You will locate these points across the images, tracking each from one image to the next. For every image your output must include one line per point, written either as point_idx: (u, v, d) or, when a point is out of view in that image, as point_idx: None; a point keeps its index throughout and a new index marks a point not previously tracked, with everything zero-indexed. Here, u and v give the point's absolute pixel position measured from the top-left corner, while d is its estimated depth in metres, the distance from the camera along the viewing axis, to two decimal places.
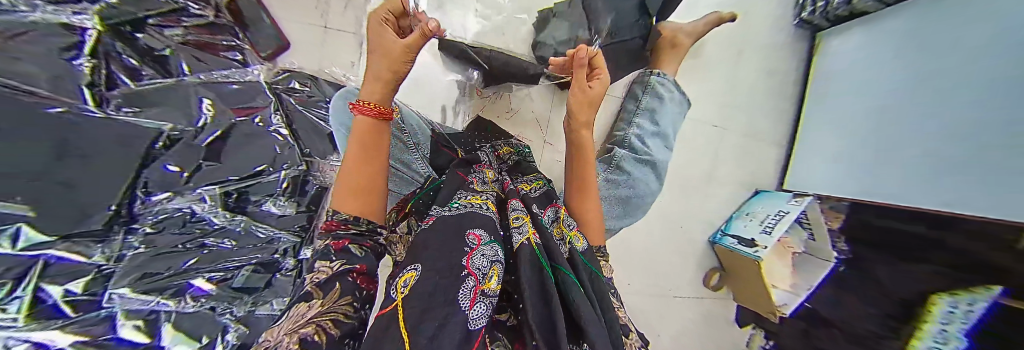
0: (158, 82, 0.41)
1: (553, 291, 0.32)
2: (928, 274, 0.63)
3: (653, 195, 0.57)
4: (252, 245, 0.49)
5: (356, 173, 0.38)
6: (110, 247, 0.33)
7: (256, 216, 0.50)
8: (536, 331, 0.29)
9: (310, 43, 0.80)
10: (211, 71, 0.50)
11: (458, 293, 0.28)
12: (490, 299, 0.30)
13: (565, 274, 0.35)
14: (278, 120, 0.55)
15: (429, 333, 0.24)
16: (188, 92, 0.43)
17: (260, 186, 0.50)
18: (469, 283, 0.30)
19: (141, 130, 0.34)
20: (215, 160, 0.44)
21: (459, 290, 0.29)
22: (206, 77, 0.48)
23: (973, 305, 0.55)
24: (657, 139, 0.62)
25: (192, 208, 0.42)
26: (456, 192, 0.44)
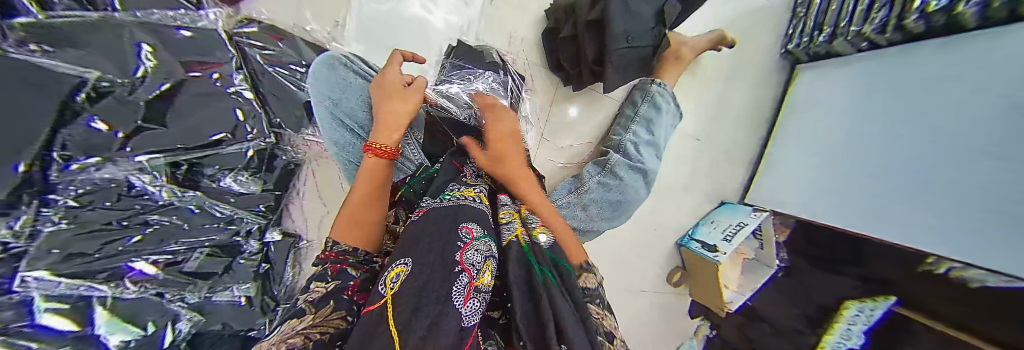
0: (75, 13, 0.32)
1: (547, 288, 0.25)
2: (842, 284, 0.66)
3: (639, 201, 0.60)
4: (208, 224, 0.47)
5: (356, 206, 0.37)
6: (17, 223, 0.28)
7: (212, 193, 0.47)
8: (526, 335, 0.23)
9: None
10: (149, 8, 0.40)
11: (445, 287, 0.20)
12: (482, 294, 0.23)
13: (562, 270, 0.29)
14: (242, 80, 0.48)
15: (423, 329, 0.15)
16: (120, 33, 0.34)
17: (220, 159, 0.45)
18: (462, 279, 0.22)
19: (59, 78, 0.27)
20: (159, 124, 0.38)
21: (452, 284, 0.21)
22: (145, 17, 0.39)
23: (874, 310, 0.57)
24: (651, 148, 0.64)
25: (129, 179, 0.37)
26: (449, 184, 0.40)
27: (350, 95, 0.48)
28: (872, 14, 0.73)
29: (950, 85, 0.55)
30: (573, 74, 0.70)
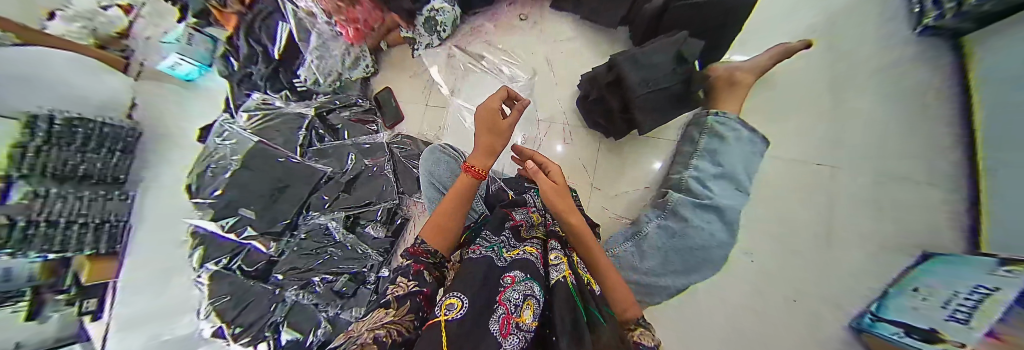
0: (313, 148, 0.69)
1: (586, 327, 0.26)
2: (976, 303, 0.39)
3: (724, 246, 0.57)
4: (347, 257, 0.66)
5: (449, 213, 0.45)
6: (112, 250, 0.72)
7: (361, 236, 0.68)
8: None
9: (414, 84, 0.92)
10: (356, 139, 0.73)
11: (487, 324, 0.23)
12: (525, 335, 0.24)
13: (596, 316, 0.30)
14: (388, 167, 0.72)
15: None
16: (269, 156, 0.62)
17: (366, 212, 0.69)
18: (500, 311, 0.25)
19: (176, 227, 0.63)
20: (347, 192, 0.67)
21: (491, 318, 0.24)
22: (324, 150, 0.69)
23: None
24: (724, 181, 0.58)
25: (329, 224, 0.66)
26: (501, 225, 0.49)
27: (444, 167, 0.62)
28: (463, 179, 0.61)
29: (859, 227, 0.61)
30: (610, 127, 0.71)
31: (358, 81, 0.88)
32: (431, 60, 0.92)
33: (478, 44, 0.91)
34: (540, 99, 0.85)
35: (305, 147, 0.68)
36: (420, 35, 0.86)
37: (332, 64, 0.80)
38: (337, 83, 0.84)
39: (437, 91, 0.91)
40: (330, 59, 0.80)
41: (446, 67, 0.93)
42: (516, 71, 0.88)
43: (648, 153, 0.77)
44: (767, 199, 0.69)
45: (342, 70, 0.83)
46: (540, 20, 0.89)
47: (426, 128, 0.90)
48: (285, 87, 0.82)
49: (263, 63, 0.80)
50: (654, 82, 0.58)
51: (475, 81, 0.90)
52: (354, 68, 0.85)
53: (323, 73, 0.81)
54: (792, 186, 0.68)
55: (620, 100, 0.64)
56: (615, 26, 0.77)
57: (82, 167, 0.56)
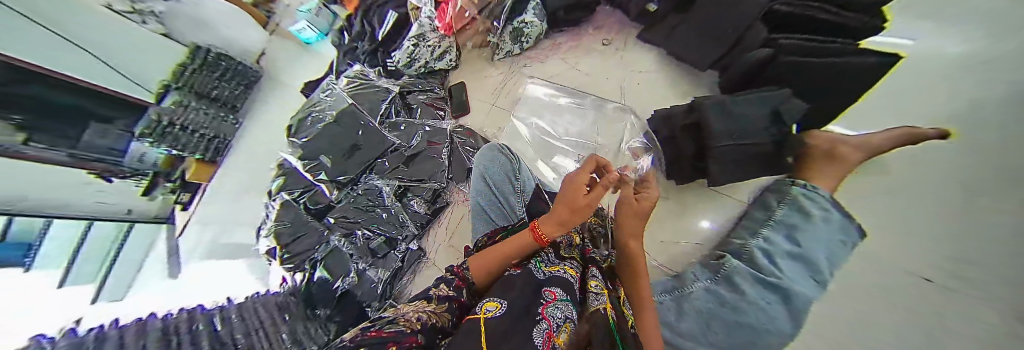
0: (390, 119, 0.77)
1: None
2: None
3: (785, 336, 0.48)
4: (390, 222, 0.73)
5: (494, 261, 0.42)
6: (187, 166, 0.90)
7: (405, 208, 0.75)
8: None
9: (487, 84, 0.99)
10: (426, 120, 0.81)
11: (532, 331, 0.24)
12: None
13: None
14: (445, 152, 0.77)
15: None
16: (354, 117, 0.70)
17: (417, 188, 0.75)
18: (543, 325, 0.26)
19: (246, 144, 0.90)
20: (406, 166, 0.74)
21: (534, 328, 0.24)
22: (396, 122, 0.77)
23: None
24: (799, 262, 0.49)
25: (382, 188, 0.72)
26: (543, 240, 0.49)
27: (497, 165, 0.65)
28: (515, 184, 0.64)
29: None
30: (672, 170, 0.68)
31: (439, 70, 0.97)
32: (508, 66, 0.99)
33: (553, 59, 0.95)
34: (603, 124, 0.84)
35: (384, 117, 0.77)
36: (504, 42, 0.93)
37: (424, 52, 0.90)
38: (422, 69, 0.94)
39: (505, 94, 0.96)
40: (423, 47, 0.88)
41: (518, 75, 0.98)
42: (584, 93, 0.89)
43: (706, 209, 0.70)
44: None
45: (430, 59, 0.92)
46: (621, 48, 0.89)
47: (485, 125, 0.96)
48: (380, 64, 0.95)
49: (369, 42, 0.94)
50: (741, 136, 0.55)
51: (543, 92, 0.93)
52: (439, 58, 0.93)
53: (414, 58, 0.90)
54: None
55: (694, 145, 0.62)
56: (704, 69, 0.73)
57: (214, 91, 0.91)
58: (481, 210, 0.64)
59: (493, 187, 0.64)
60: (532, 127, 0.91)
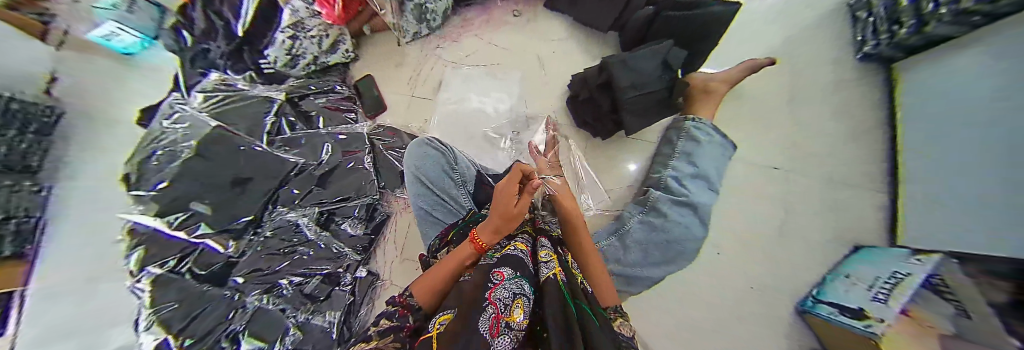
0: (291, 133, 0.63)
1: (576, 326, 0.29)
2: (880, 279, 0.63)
3: (696, 239, 0.60)
4: (322, 257, 0.63)
5: (439, 277, 0.43)
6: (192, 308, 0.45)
7: (334, 234, 0.65)
8: None
9: (400, 75, 0.93)
10: (333, 126, 0.70)
11: (477, 321, 0.26)
12: (514, 332, 0.28)
13: (582, 309, 0.34)
14: (368, 161, 0.68)
15: None
16: (229, 140, 0.47)
17: (344, 209, 0.65)
18: (490, 311, 0.28)
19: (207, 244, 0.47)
20: (320, 186, 0.60)
21: (481, 319, 0.27)
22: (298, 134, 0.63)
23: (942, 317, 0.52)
24: (699, 181, 0.62)
25: (298, 221, 0.58)
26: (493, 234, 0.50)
27: (431, 162, 0.61)
28: (458, 177, 0.62)
29: (812, 219, 0.82)
30: (597, 128, 0.73)
31: (333, 65, 0.85)
32: (419, 50, 0.93)
33: (465, 36, 0.91)
34: (532, 92, 0.86)
35: (272, 134, 0.59)
36: (408, 23, 0.83)
37: (310, 46, 0.76)
38: (310, 67, 0.80)
39: (426, 82, 0.91)
40: (309, 40, 0.74)
41: (435, 59, 0.92)
42: (505, 67, 0.88)
43: (630, 153, 0.79)
44: (737, 200, 0.85)
45: (319, 52, 0.79)
46: (526, 14, 0.89)
47: (409, 120, 0.90)
48: (250, 67, 0.75)
49: (224, 40, 0.71)
50: (642, 86, 0.62)
51: (464, 73, 0.90)
52: (332, 51, 0.82)
53: (299, 54, 0.75)
54: (755, 191, 0.85)
55: (609, 100, 0.67)
56: (606, 30, 0.79)
57: None
58: (427, 213, 0.60)
59: (432, 186, 0.60)
60: (463, 109, 0.87)
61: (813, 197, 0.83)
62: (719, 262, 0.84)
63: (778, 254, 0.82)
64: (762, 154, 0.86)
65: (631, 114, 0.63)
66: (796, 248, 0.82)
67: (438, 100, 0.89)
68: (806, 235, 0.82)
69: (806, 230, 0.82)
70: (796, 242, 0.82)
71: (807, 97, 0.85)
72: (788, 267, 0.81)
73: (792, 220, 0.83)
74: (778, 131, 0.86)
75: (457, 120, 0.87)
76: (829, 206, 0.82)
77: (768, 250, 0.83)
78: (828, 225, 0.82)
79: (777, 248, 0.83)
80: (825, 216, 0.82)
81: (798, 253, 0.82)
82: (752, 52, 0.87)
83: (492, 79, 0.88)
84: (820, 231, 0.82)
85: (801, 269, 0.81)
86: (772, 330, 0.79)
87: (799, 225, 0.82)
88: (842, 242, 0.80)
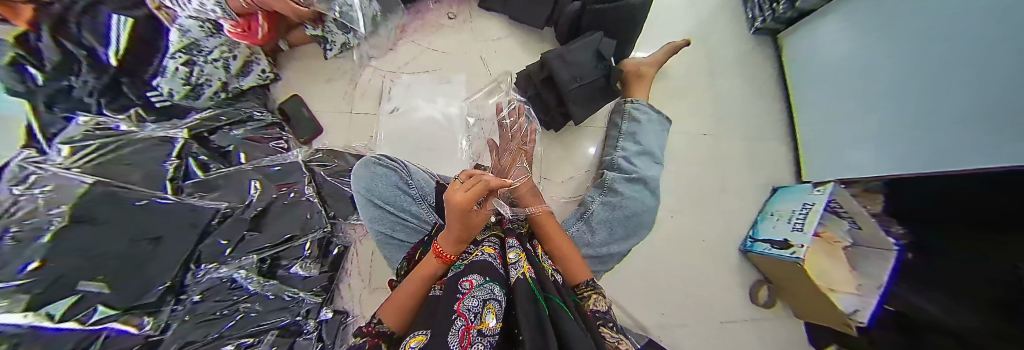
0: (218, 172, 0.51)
1: (546, 319, 0.30)
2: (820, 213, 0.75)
3: (651, 210, 0.63)
4: (279, 308, 0.52)
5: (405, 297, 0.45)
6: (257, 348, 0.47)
7: (286, 280, 0.54)
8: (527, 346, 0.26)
9: (335, 92, 0.86)
10: (261, 159, 0.60)
11: (447, 334, 0.29)
12: (488, 338, 0.29)
13: (554, 301, 0.35)
14: (310, 191, 0.59)
15: None
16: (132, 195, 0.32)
17: (291, 250, 0.54)
18: (459, 324, 0.30)
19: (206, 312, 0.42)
20: (257, 229, 0.48)
21: (449, 332, 0.29)
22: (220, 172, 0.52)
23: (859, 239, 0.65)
24: (645, 157, 0.67)
25: (232, 276, 0.45)
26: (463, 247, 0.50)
27: (384, 182, 0.58)
28: (416, 192, 0.60)
29: (739, 171, 0.96)
30: (548, 121, 0.74)
31: (248, 91, 0.75)
32: (351, 61, 0.87)
33: (399, 43, 0.88)
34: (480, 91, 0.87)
35: (178, 179, 0.44)
36: (333, 33, 0.77)
37: (216, 70, 0.66)
38: (219, 95, 0.70)
39: (366, 95, 0.86)
40: (212, 63, 0.65)
41: (370, 69, 0.88)
42: (448, 71, 0.87)
43: (583, 139, 0.83)
44: (679, 165, 0.96)
45: (229, 77, 0.69)
46: (460, 15, 0.89)
47: (354, 138, 0.83)
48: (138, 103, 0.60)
49: (90, 75, 0.57)
50: (581, 78, 0.66)
51: (403, 81, 0.87)
52: (245, 74, 0.72)
53: (203, 82, 0.66)
54: (692, 155, 0.97)
55: (555, 94, 0.70)
56: (542, 27, 0.83)
57: None
58: (389, 236, 0.57)
59: (388, 206, 0.57)
60: (413, 119, 0.84)
61: (736, 151, 0.98)
62: (674, 223, 0.93)
63: (718, 206, 0.94)
64: (691, 122, 0.99)
65: (575, 104, 0.67)
66: (731, 199, 0.95)
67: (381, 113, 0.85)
68: (736, 185, 0.96)
69: (736, 181, 0.96)
70: (730, 192, 0.95)
71: (718, 68, 1.01)
72: (728, 216, 0.94)
73: (725, 175, 0.96)
74: (703, 100, 1.00)
75: (409, 131, 0.84)
76: (748, 156, 0.97)
77: (708, 203, 0.95)
78: (752, 175, 0.96)
79: (717, 201, 0.95)
80: (747, 167, 0.97)
81: (734, 202, 0.95)
82: (665, 36, 1.00)
83: (436, 84, 0.87)
84: (745, 180, 0.96)
85: (738, 215, 0.94)
86: (726, 274, 0.90)
87: (729, 178, 0.96)
88: (763, 188, 0.95)
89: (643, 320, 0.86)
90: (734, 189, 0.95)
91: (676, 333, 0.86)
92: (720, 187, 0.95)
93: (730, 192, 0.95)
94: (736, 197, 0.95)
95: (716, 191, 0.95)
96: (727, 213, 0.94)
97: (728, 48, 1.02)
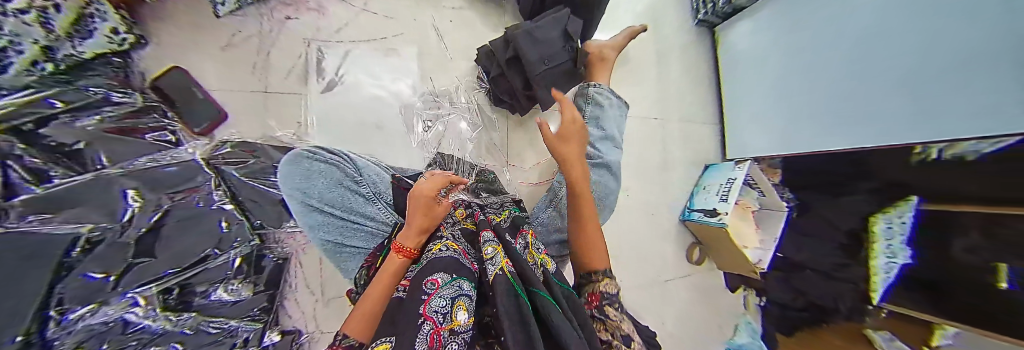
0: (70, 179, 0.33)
1: (533, 320, 0.30)
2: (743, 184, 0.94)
3: (615, 192, 0.64)
4: (206, 343, 0.42)
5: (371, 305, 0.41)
6: None
7: (206, 310, 0.42)
8: None
9: (240, 65, 0.67)
10: (136, 158, 0.43)
11: (413, 340, 0.26)
12: (460, 337, 0.29)
13: (539, 295, 0.35)
14: (222, 195, 0.47)
15: None
16: None
17: (206, 274, 0.41)
18: (427, 327, 0.28)
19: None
20: (149, 255, 0.34)
21: (417, 335, 0.27)
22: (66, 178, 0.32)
23: (903, 218, 0.61)
24: (608, 141, 0.68)
25: (124, 317, 0.32)
26: (427, 245, 0.46)
27: (322, 181, 0.50)
28: (367, 190, 0.52)
29: (680, 148, 1.08)
30: (514, 105, 0.72)
31: (93, 59, 0.51)
32: (258, 24, 0.68)
33: (326, 5, 0.72)
34: (432, 68, 0.78)
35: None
36: None
37: (29, 28, 0.41)
38: (39, 69, 0.44)
39: (286, 69, 0.70)
40: (18, 16, 0.40)
41: (287, 35, 0.70)
42: (394, 43, 0.76)
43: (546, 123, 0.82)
44: (633, 144, 1.03)
45: (51, 39, 0.44)
46: None
47: (278, 125, 0.68)
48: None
49: None
50: (550, 58, 0.62)
51: (336, 52, 0.72)
52: (83, 35, 0.48)
53: (5, 46, 0.40)
54: (643, 135, 1.04)
55: (523, 75, 0.65)
56: None
57: None
58: (340, 240, 0.51)
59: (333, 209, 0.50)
60: (355, 102, 0.72)
61: (679, 130, 1.09)
62: (629, 201, 1.01)
63: (664, 180, 1.06)
64: (643, 102, 1.05)
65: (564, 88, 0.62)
66: (674, 173, 1.07)
67: (313, 95, 0.70)
68: (678, 160, 1.08)
69: (678, 157, 1.08)
70: (672, 167, 1.07)
71: (665, 48, 1.08)
72: (671, 188, 1.06)
73: (670, 152, 1.07)
74: (653, 80, 1.07)
75: (351, 116, 0.72)
76: (688, 134, 1.10)
77: (655, 177, 1.05)
78: (692, 151, 1.10)
79: (663, 176, 1.06)
80: (686, 144, 1.09)
81: (676, 175, 1.07)
82: (622, 16, 1.02)
83: (380, 59, 0.75)
84: (685, 154, 1.09)
85: (679, 186, 1.07)
86: (669, 240, 1.04)
87: (673, 155, 1.07)
88: (698, 163, 1.10)
89: None
90: (676, 163, 1.08)
91: (631, 297, 0.97)
92: (666, 163, 1.06)
93: (672, 167, 1.07)
94: (678, 171, 1.08)
95: (662, 166, 1.06)
96: (670, 186, 1.06)
97: (676, 33, 1.09)
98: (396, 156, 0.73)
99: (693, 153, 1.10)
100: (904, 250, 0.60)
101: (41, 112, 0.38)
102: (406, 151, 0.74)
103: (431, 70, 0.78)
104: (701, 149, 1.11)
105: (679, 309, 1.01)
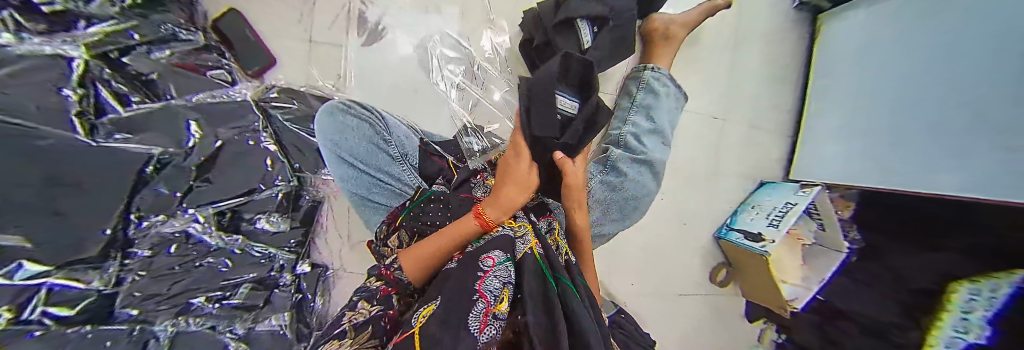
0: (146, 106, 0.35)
1: (558, 302, 0.29)
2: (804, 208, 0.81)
3: (651, 194, 0.59)
4: (250, 264, 0.46)
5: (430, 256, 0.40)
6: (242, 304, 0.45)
7: (249, 234, 0.45)
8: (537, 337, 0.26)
9: (290, 9, 0.68)
10: (204, 91, 0.46)
11: (468, 316, 0.26)
12: (502, 321, 0.28)
13: (563, 281, 0.33)
14: (268, 137, 0.49)
15: None
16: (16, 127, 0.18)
17: (253, 204, 0.44)
18: (480, 305, 0.28)
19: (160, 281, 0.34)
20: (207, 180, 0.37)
21: (470, 312, 0.27)
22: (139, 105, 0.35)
23: (994, 292, 0.57)
24: (654, 136, 0.61)
25: (190, 229, 0.36)
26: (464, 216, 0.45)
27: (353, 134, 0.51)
28: (392, 149, 0.53)
29: (732, 156, 0.97)
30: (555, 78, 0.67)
31: None
32: None
33: None
34: (475, 33, 0.75)
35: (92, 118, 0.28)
36: None
37: None
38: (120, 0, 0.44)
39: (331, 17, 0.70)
40: None
41: None
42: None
43: None
44: (681, 144, 0.92)
45: None
46: None
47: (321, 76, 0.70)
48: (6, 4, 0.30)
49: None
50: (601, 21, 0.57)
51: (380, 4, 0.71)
52: None
53: None
54: (694, 139, 0.93)
55: (575, 45, 0.56)
56: None
57: None
58: (364, 193, 0.53)
59: (360, 163, 0.51)
60: (395, 60, 0.72)
61: (738, 134, 0.96)
62: (661, 204, 0.94)
63: (707, 186, 0.96)
64: (703, 97, 0.92)
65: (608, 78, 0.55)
66: (720, 180, 0.97)
67: (353, 48, 0.70)
68: (728, 168, 0.97)
69: (728, 166, 0.97)
70: (719, 174, 0.96)
71: (746, 33, 0.92)
72: (712, 197, 0.97)
73: (721, 158, 0.96)
74: (723, 72, 0.92)
75: (393, 75, 0.72)
76: (747, 140, 0.97)
77: (694, 183, 0.95)
78: (746, 160, 0.98)
79: (706, 181, 0.96)
80: (742, 152, 0.97)
81: (722, 183, 0.97)
82: None
83: (422, 16, 0.72)
84: (737, 162, 0.97)
85: (721, 198, 0.97)
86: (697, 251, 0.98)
87: (722, 164, 0.96)
88: (751, 176, 0.98)
89: (618, 290, 0.91)
90: (725, 172, 0.97)
91: (644, 302, 0.94)
92: (714, 169, 0.96)
93: (719, 174, 0.96)
94: (725, 179, 0.97)
95: (708, 173, 0.96)
96: (712, 194, 0.97)
97: (764, 20, 0.92)
98: (428, 121, 0.73)
99: (748, 162, 0.98)
100: (980, 328, 0.57)
101: (130, 46, 0.42)
102: (438, 115, 0.74)
103: (475, 34, 0.75)
104: (757, 159, 0.98)
105: (691, 322, 0.97)
